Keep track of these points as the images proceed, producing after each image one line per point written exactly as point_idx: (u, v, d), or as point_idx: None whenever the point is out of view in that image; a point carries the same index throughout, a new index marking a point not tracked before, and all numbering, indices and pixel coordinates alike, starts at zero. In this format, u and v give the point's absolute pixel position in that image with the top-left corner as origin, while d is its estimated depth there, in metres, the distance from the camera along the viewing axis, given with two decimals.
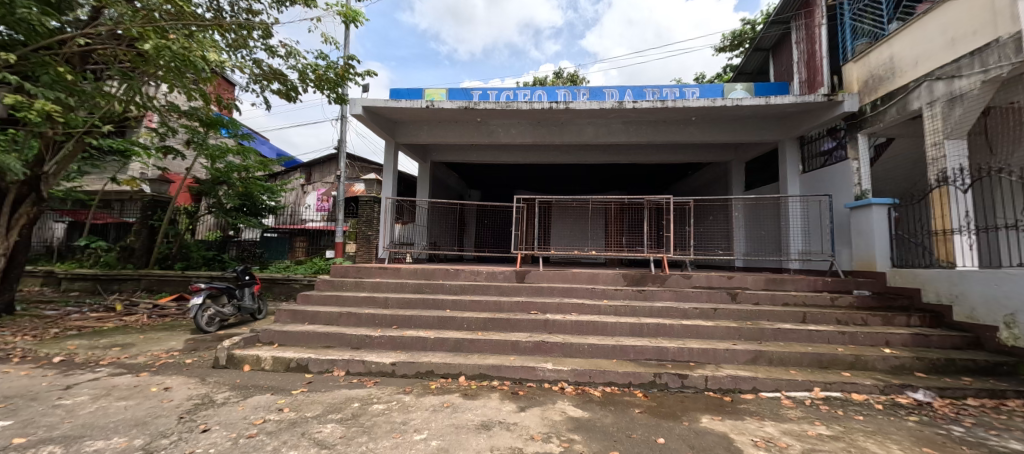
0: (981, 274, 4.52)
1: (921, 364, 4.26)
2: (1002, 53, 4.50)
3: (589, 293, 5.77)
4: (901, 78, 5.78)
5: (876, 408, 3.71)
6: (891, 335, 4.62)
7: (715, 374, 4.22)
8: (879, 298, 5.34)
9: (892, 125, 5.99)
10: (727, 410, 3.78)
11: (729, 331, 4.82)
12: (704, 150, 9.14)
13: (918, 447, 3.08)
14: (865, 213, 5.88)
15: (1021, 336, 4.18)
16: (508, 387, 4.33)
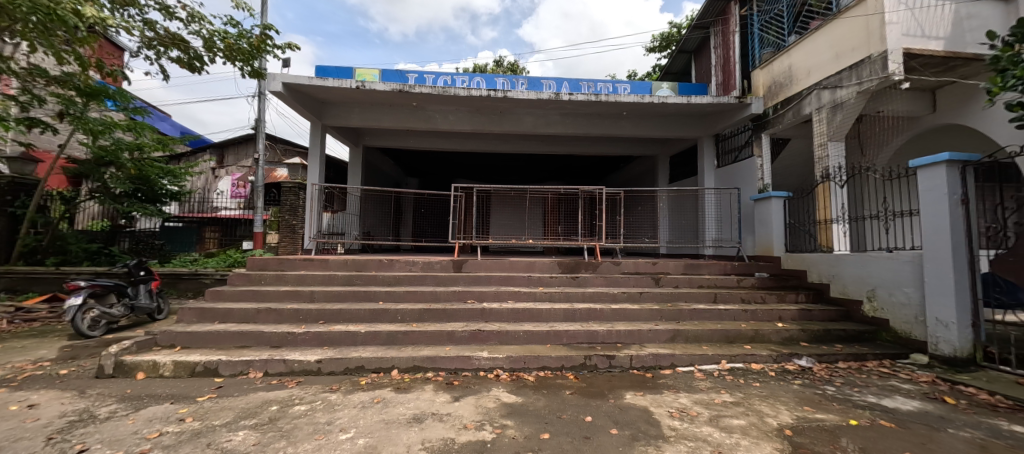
0: (852, 257, 5.35)
1: (805, 335, 4.93)
2: (872, 68, 5.30)
3: (526, 281, 5.89)
4: (796, 85, 6.59)
5: (769, 375, 4.24)
6: (784, 311, 5.30)
7: (639, 353, 4.54)
8: (776, 279, 6.06)
9: (789, 127, 6.83)
10: (649, 385, 4.11)
11: (652, 313, 5.21)
12: (636, 146, 9.67)
13: (800, 406, 3.59)
14: (765, 204, 6.66)
15: (879, 308, 5.02)
16: (442, 378, 4.29)
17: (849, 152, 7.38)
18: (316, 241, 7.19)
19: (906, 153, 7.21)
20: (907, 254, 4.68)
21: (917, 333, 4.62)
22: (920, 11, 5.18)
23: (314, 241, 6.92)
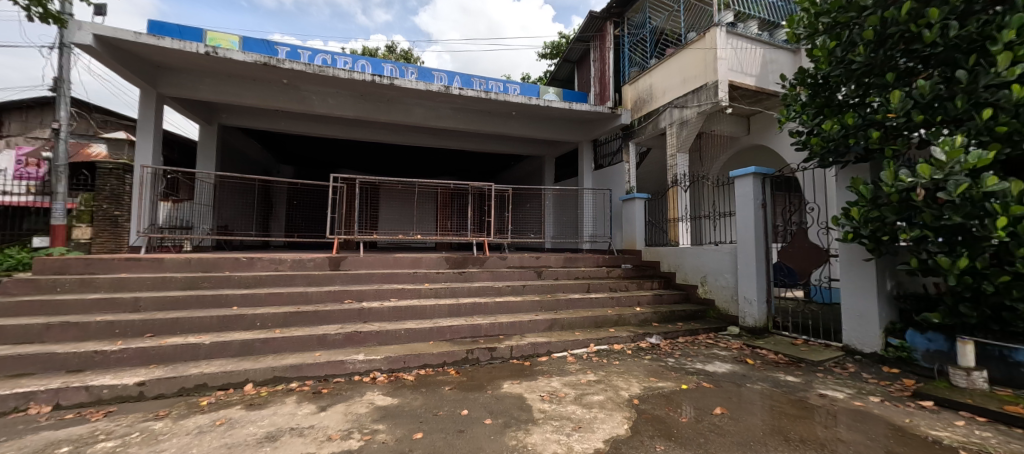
0: (691, 250, 6.46)
1: (656, 316, 5.77)
2: (708, 94, 6.46)
3: (411, 278, 5.67)
4: (655, 103, 7.67)
5: (627, 353, 4.86)
6: (642, 296, 6.14)
7: (519, 343, 4.76)
8: (637, 269, 6.98)
9: (649, 138, 7.92)
10: (526, 373, 4.35)
11: (532, 304, 5.52)
12: (525, 145, 10.10)
13: (648, 377, 4.20)
14: (631, 205, 7.66)
15: (709, 290, 6.17)
16: (309, 387, 3.88)
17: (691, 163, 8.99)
18: (147, 237, 5.99)
19: (734, 164, 8.93)
20: (728, 247, 5.85)
21: (733, 310, 5.79)
22: (742, 53, 6.60)
23: (141, 234, 5.86)
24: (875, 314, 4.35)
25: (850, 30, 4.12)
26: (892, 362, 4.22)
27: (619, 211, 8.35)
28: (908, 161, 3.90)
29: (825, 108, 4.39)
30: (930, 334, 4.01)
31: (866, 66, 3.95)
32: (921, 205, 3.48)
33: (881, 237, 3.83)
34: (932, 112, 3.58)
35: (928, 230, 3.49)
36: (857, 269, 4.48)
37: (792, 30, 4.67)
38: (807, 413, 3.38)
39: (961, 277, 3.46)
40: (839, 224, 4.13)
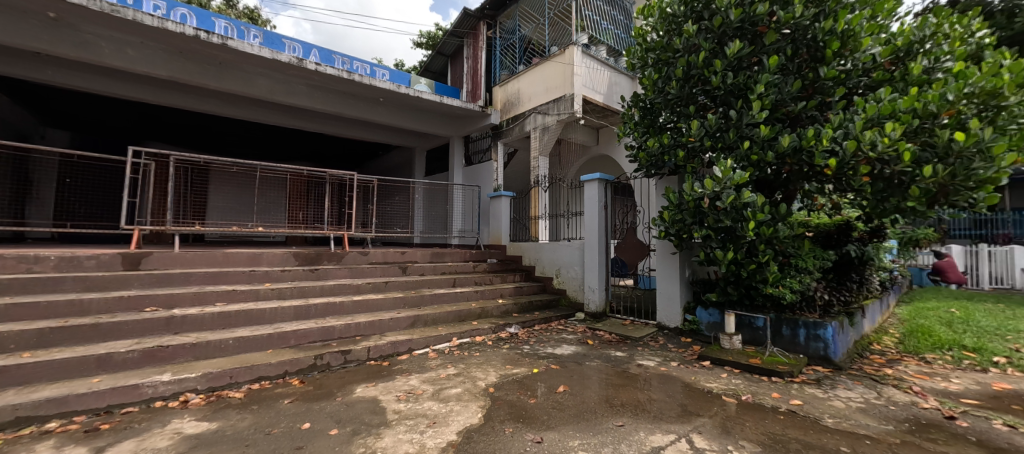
0: (549, 245, 7.06)
1: (516, 307, 6.10)
2: (566, 105, 7.53)
3: (246, 278, 4.86)
4: (521, 107, 8.50)
5: (487, 344, 5.03)
6: (504, 289, 6.42)
7: (377, 344, 4.49)
8: (501, 264, 7.32)
9: (515, 139, 8.77)
10: (384, 374, 4.11)
11: (396, 301, 5.28)
12: (395, 136, 9.91)
13: (504, 365, 4.38)
14: (496, 202, 8.02)
15: (562, 281, 6.85)
16: (79, 425, 2.97)
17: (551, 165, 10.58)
18: None
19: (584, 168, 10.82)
20: (578, 243, 6.59)
21: (580, 298, 6.56)
22: (593, 73, 7.93)
23: None
24: (679, 297, 5.41)
25: (668, 67, 5.02)
26: (687, 333, 5.35)
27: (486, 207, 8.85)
28: (702, 177, 4.92)
29: (650, 128, 5.28)
30: (711, 310, 5.18)
31: (676, 98, 4.88)
32: (706, 211, 4.45)
33: (683, 235, 4.81)
34: (716, 139, 4.59)
35: (710, 230, 4.49)
36: (667, 262, 5.49)
37: (629, 59, 5.49)
38: (629, 381, 3.93)
39: (729, 265, 4.57)
40: (657, 224, 5.05)
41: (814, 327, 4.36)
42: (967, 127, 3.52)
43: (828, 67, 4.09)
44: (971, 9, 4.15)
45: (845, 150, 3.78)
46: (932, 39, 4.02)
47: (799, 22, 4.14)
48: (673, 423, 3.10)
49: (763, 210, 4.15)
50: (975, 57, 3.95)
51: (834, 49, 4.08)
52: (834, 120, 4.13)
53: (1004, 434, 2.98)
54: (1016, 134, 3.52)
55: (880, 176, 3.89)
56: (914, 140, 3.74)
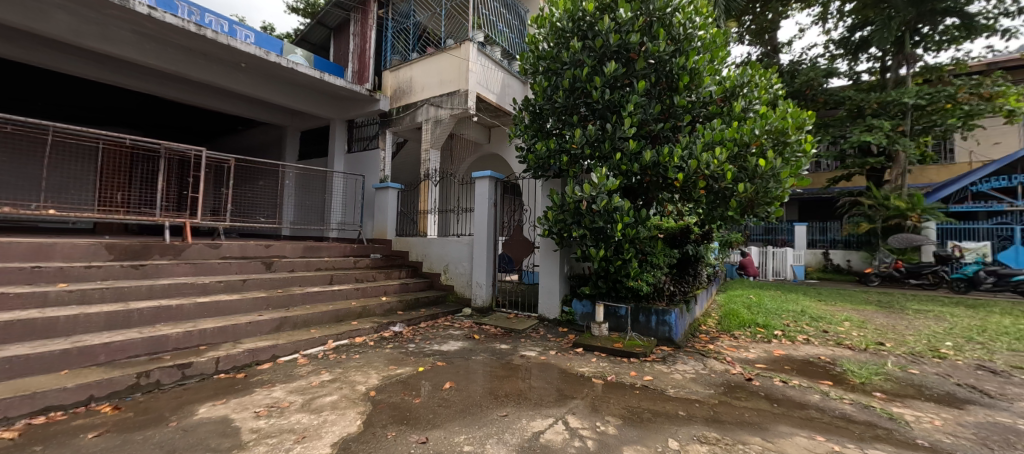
0: (437, 241, 6.91)
1: (401, 305, 5.87)
2: (461, 100, 7.56)
3: (29, 277, 3.86)
4: (413, 97, 8.24)
5: (368, 345, 4.74)
6: (389, 286, 6.13)
7: (229, 353, 3.90)
8: (386, 259, 6.98)
9: (405, 129, 8.51)
10: (237, 388, 3.56)
11: (257, 302, 4.68)
12: (263, 111, 9.05)
13: (386, 366, 4.13)
14: (383, 194, 7.62)
15: (450, 277, 6.77)
16: None
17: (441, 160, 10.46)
18: None
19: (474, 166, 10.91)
20: (467, 239, 6.57)
21: (467, 294, 6.56)
22: (488, 72, 8.10)
23: None
24: (558, 290, 5.74)
25: (557, 77, 5.27)
26: (563, 323, 5.71)
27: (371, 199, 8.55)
28: (582, 182, 5.26)
29: (539, 133, 5.48)
30: (584, 302, 5.58)
31: (562, 107, 5.13)
32: (584, 212, 4.76)
33: (564, 234, 5.07)
34: (594, 149, 4.93)
35: (586, 230, 4.82)
36: (549, 258, 5.77)
37: (522, 64, 5.63)
38: (512, 372, 4.03)
39: (600, 262, 4.95)
40: (541, 223, 5.25)
41: (661, 314, 5.03)
42: (765, 158, 4.40)
43: (680, 97, 4.66)
44: (772, 68, 5.21)
45: (689, 166, 4.37)
46: (751, 85, 4.82)
47: (661, 55, 4.65)
48: (551, 407, 3.26)
49: (628, 213, 4.58)
50: (776, 104, 4.92)
51: (684, 82, 4.66)
52: (680, 142, 4.70)
53: (783, 389, 3.75)
54: (794, 166, 4.52)
55: (713, 190, 4.56)
56: (735, 164, 4.51)
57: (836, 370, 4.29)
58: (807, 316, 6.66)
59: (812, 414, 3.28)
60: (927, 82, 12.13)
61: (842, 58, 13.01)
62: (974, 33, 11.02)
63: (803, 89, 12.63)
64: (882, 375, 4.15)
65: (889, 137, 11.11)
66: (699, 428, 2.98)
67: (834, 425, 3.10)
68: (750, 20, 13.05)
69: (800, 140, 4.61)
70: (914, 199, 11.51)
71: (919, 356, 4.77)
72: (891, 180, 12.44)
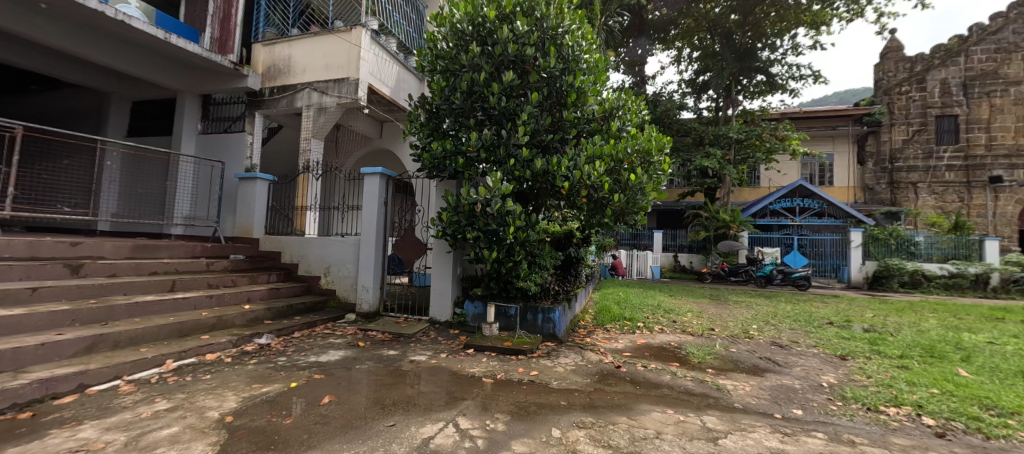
0: (317, 240, 6.35)
1: (270, 313, 5.24)
2: (350, 88, 7.20)
3: None
4: (293, 78, 7.60)
5: (225, 362, 4.09)
6: (254, 292, 5.43)
7: (7, 387, 2.97)
8: (250, 261, 6.20)
9: (280, 113, 7.78)
10: (20, 432, 2.73)
11: (58, 316, 3.72)
12: (82, 71, 7.44)
13: (248, 386, 3.56)
14: (250, 185, 6.73)
15: (332, 281, 6.28)
16: None
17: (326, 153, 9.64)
18: None
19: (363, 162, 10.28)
20: (353, 240, 6.12)
21: (351, 298, 6.13)
22: (382, 64, 7.82)
23: None
24: (450, 292, 5.63)
25: (455, 78, 5.18)
26: (455, 325, 5.62)
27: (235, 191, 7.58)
28: (477, 185, 5.25)
29: (435, 132, 5.33)
30: (476, 302, 5.60)
31: (459, 108, 5.06)
32: (478, 215, 4.75)
33: (458, 236, 5.00)
34: (489, 153, 4.94)
35: (480, 232, 4.82)
36: (441, 260, 5.64)
37: (419, 61, 5.43)
38: (399, 379, 3.81)
39: (493, 264, 4.97)
40: (434, 224, 5.10)
41: (547, 311, 5.23)
42: (635, 173, 4.86)
43: (568, 112, 4.89)
44: (642, 97, 5.80)
45: (574, 176, 4.62)
46: (625, 109, 5.29)
47: (553, 70, 4.83)
48: (441, 411, 3.15)
49: (520, 217, 4.68)
50: (645, 127, 5.48)
51: (572, 99, 4.88)
52: (566, 154, 4.94)
53: (644, 372, 4.16)
54: (655, 182, 5.09)
55: (594, 199, 4.87)
56: (612, 177, 4.90)
57: (683, 354, 4.88)
58: (662, 309, 7.56)
59: (665, 391, 3.69)
60: (746, 122, 14.61)
61: (690, 96, 15.19)
62: (774, 89, 13.71)
63: (662, 117, 14.65)
64: (714, 355, 4.85)
65: (720, 164, 13.53)
66: (578, 415, 3.14)
67: (681, 399, 3.52)
68: (624, 52, 14.50)
69: (661, 160, 5.16)
70: (734, 213, 13.80)
71: (738, 337, 5.73)
72: (722, 196, 14.85)
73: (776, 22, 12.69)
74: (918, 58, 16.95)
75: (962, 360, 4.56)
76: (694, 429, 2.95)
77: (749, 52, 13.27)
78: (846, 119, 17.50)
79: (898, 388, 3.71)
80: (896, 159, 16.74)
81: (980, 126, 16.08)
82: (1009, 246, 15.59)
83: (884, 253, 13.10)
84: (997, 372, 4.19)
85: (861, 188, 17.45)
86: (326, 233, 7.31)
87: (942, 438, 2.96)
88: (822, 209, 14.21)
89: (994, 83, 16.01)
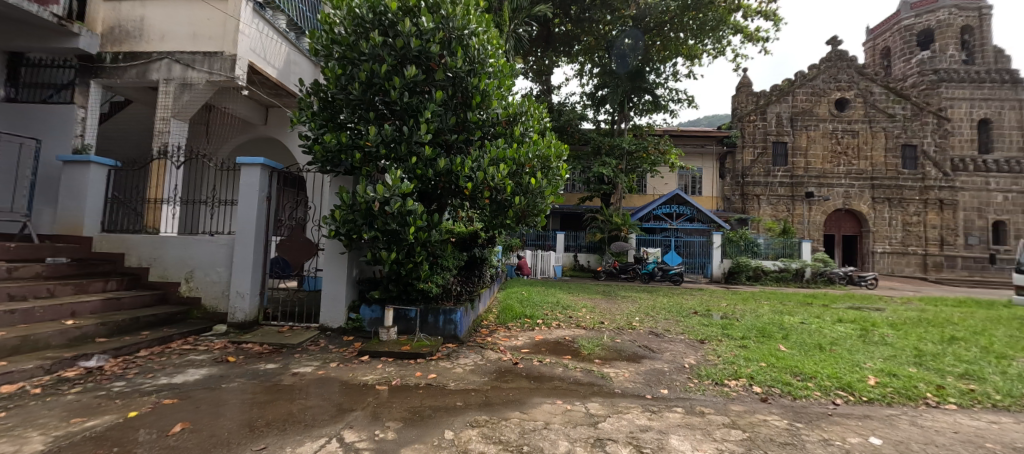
0: (177, 240, 5.51)
1: (104, 329, 4.37)
2: (222, 65, 6.54)
3: None
4: (147, 45, 6.69)
5: (32, 394, 3.24)
6: (80, 304, 4.47)
7: None
8: (77, 265, 5.10)
9: (127, 85, 6.75)
10: None
11: None
12: None
13: (64, 421, 2.86)
14: (80, 169, 5.50)
15: (195, 287, 5.49)
16: None
17: (193, 137, 8.41)
18: None
19: (242, 150, 9.17)
20: (226, 239, 5.41)
21: (222, 306, 5.41)
22: (266, 41, 7.17)
23: None
24: (344, 296, 5.26)
25: (353, 67, 4.85)
26: (348, 331, 5.26)
27: (56, 177, 6.09)
28: (375, 182, 4.98)
29: (329, 123, 4.94)
30: (373, 306, 5.31)
31: (357, 100, 4.76)
32: (376, 214, 4.50)
33: (353, 235, 4.68)
34: (390, 149, 4.73)
35: (378, 232, 4.58)
36: (334, 262, 5.25)
37: (312, 44, 4.97)
38: (277, 395, 3.43)
39: (392, 265, 4.76)
40: (326, 223, 4.70)
41: (448, 313, 5.17)
42: (536, 177, 5.02)
43: (472, 113, 4.87)
44: (545, 104, 6.00)
45: (477, 177, 4.62)
46: (527, 115, 5.43)
47: (458, 71, 4.77)
48: (325, 426, 2.90)
49: (421, 217, 4.55)
50: (546, 134, 5.70)
51: (477, 101, 4.86)
52: (470, 155, 4.92)
53: (539, 367, 4.31)
54: (553, 187, 5.31)
55: (497, 201, 4.92)
56: (514, 180, 4.99)
57: (576, 347, 5.17)
58: (560, 305, 7.97)
59: (556, 384, 3.86)
60: (636, 136, 16.23)
61: (590, 108, 16.24)
62: (658, 109, 15.32)
63: (565, 126, 15.50)
64: (601, 346, 5.22)
65: (614, 172, 14.82)
66: (472, 414, 3.14)
67: (570, 390, 3.72)
68: (532, 61, 15.00)
69: (559, 166, 5.43)
70: (625, 216, 15.08)
71: (622, 329, 6.25)
72: (614, 202, 16.04)
73: (659, 50, 14.11)
74: (762, 93, 20.31)
75: (785, 338, 5.54)
76: (578, 417, 3.13)
77: (639, 73, 14.92)
78: (711, 139, 20.20)
79: (737, 363, 4.35)
80: (746, 174, 19.66)
81: (802, 153, 19.77)
82: (817, 246, 19.44)
83: (736, 252, 15.44)
84: (807, 345, 5.16)
85: (721, 198, 20.22)
86: (187, 230, 6.45)
87: (765, 402, 3.52)
88: (693, 215, 16.11)
89: (812, 119, 19.82)
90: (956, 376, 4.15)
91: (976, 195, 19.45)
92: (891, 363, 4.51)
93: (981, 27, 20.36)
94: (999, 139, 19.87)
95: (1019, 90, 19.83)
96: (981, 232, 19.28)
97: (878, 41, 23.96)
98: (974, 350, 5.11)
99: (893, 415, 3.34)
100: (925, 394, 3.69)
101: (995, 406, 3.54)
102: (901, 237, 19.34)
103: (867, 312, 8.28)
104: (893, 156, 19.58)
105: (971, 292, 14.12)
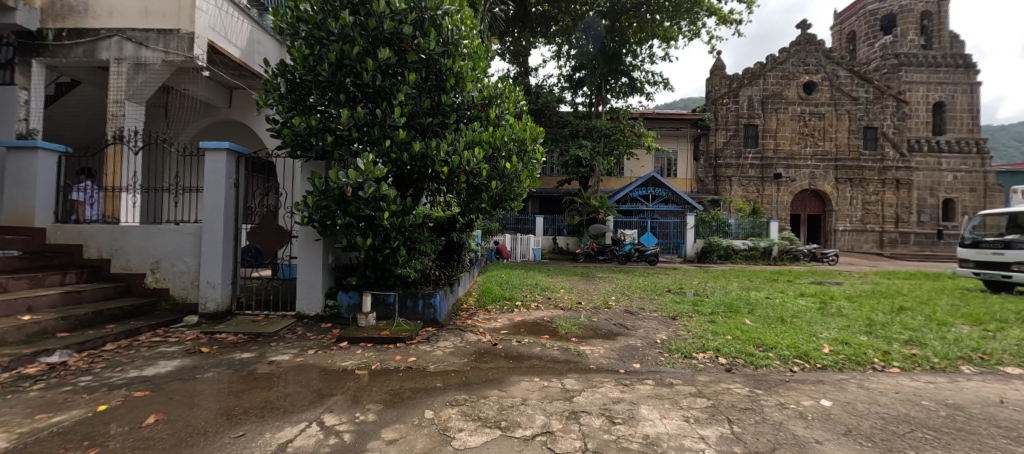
0: (138, 229, 5.28)
1: (64, 324, 4.18)
2: (180, 43, 6.21)
3: None
4: (93, 21, 6.27)
5: None
6: (37, 299, 4.26)
7: None
8: (31, 258, 4.85)
9: (74, 63, 6.33)
10: None
11: None
12: None
13: (28, 418, 2.75)
14: (27, 156, 5.13)
15: (161, 278, 5.30)
16: None
17: (151, 121, 7.97)
18: None
19: (204, 134, 8.80)
20: (192, 228, 5.23)
21: (192, 297, 5.26)
22: (225, 19, 6.85)
23: None
24: (320, 284, 5.18)
25: (320, 47, 4.66)
26: (326, 319, 5.21)
27: None
28: (348, 166, 4.87)
29: (298, 106, 4.78)
30: (351, 293, 5.26)
31: (327, 82, 4.61)
32: (349, 199, 4.40)
33: (327, 222, 4.58)
34: (362, 133, 4.61)
35: (352, 218, 4.49)
36: (308, 249, 5.14)
37: (277, 22, 4.73)
38: (253, 384, 3.39)
39: (368, 251, 4.72)
40: (299, 209, 4.58)
41: (427, 297, 5.18)
42: (511, 161, 5.03)
43: (447, 96, 4.79)
44: (520, 87, 5.96)
45: (453, 161, 4.58)
46: (503, 98, 5.39)
47: (432, 52, 4.69)
48: (304, 411, 2.90)
49: (396, 202, 4.49)
50: (521, 117, 5.67)
51: (451, 84, 4.78)
52: (445, 138, 4.86)
53: (518, 347, 4.38)
54: (529, 171, 5.32)
55: (473, 185, 4.90)
56: (490, 164, 4.98)
57: (553, 326, 5.27)
58: (539, 287, 8.09)
59: (533, 362, 3.95)
60: (613, 119, 16.26)
61: (568, 90, 16.19)
62: (635, 92, 15.34)
63: (542, 108, 15.62)
64: (578, 325, 5.34)
65: (591, 155, 14.87)
66: (452, 394, 3.19)
67: (546, 367, 3.82)
68: (509, 41, 14.97)
69: (535, 149, 5.46)
70: (602, 199, 15.33)
71: (598, 308, 6.39)
72: (591, 185, 16.16)
73: (636, 32, 14.08)
74: (734, 76, 20.64)
75: (750, 312, 5.81)
76: (554, 392, 3.22)
77: (616, 56, 14.51)
78: (685, 122, 20.46)
79: (705, 337, 4.54)
80: (719, 157, 20.10)
81: (771, 135, 20.33)
82: (784, 225, 20.22)
83: (709, 232, 15.85)
84: (769, 319, 5.42)
85: (694, 180, 20.66)
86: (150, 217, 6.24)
87: (729, 372, 3.70)
88: (668, 197, 16.48)
89: (781, 102, 20.34)
90: (901, 343, 4.45)
91: (928, 175, 20.54)
92: (845, 333, 4.79)
93: (940, 12, 21.05)
94: (950, 121, 20.92)
95: (971, 74, 20.84)
96: (932, 210, 20.45)
97: (844, 26, 24.59)
98: (920, 318, 5.48)
99: (843, 379, 3.57)
100: (872, 359, 3.95)
101: (933, 368, 3.82)
102: (860, 215, 20.25)
103: (825, 286, 8.71)
104: (855, 138, 20.35)
105: (922, 265, 14.94)
